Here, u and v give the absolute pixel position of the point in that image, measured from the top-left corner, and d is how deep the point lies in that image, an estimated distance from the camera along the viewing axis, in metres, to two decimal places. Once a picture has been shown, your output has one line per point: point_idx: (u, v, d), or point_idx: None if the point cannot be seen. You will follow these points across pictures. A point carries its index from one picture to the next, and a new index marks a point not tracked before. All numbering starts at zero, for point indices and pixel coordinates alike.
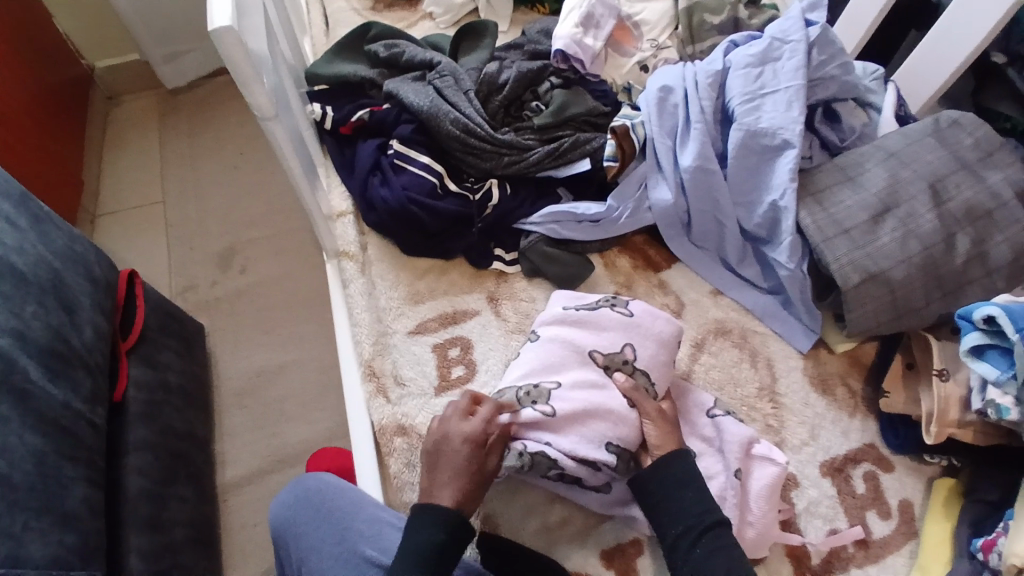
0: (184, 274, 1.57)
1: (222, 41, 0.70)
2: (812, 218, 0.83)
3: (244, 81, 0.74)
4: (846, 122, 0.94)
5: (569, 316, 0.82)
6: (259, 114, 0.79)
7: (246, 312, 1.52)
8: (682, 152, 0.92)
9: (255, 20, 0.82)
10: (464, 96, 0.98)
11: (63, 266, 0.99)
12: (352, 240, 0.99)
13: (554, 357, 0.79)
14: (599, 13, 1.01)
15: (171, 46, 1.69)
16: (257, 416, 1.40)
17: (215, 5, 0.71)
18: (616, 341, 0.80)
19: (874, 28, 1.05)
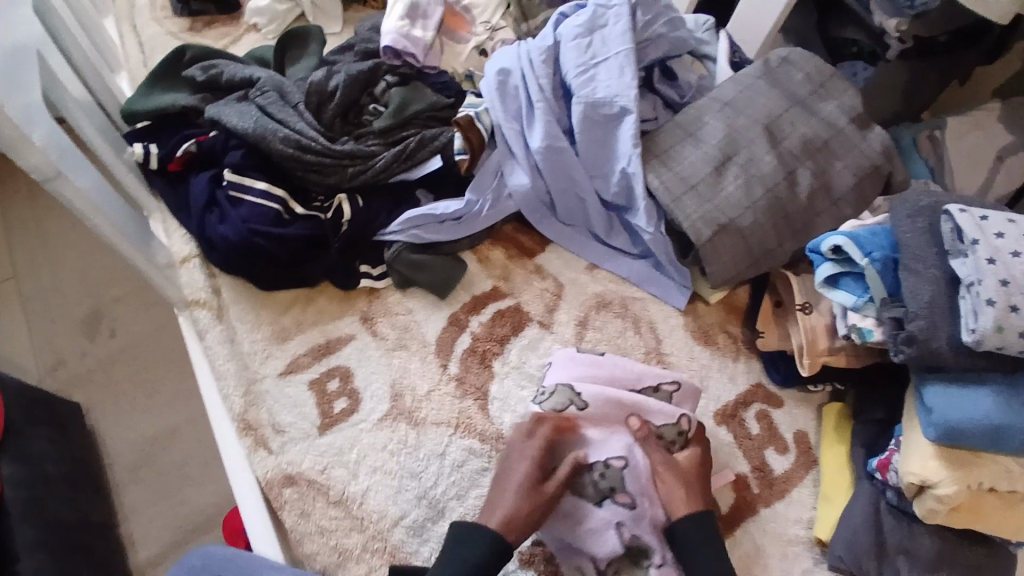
0: (51, 350, 1.40)
1: None
2: (659, 179, 0.83)
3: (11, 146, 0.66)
4: (682, 78, 0.94)
5: (600, 375, 0.79)
6: (39, 177, 0.70)
7: (127, 376, 1.37)
8: (530, 134, 0.89)
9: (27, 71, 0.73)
10: (293, 110, 0.91)
11: None
12: (202, 287, 0.91)
13: (596, 415, 0.77)
14: (424, 3, 0.97)
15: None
16: (158, 486, 1.28)
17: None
18: (671, 412, 0.77)
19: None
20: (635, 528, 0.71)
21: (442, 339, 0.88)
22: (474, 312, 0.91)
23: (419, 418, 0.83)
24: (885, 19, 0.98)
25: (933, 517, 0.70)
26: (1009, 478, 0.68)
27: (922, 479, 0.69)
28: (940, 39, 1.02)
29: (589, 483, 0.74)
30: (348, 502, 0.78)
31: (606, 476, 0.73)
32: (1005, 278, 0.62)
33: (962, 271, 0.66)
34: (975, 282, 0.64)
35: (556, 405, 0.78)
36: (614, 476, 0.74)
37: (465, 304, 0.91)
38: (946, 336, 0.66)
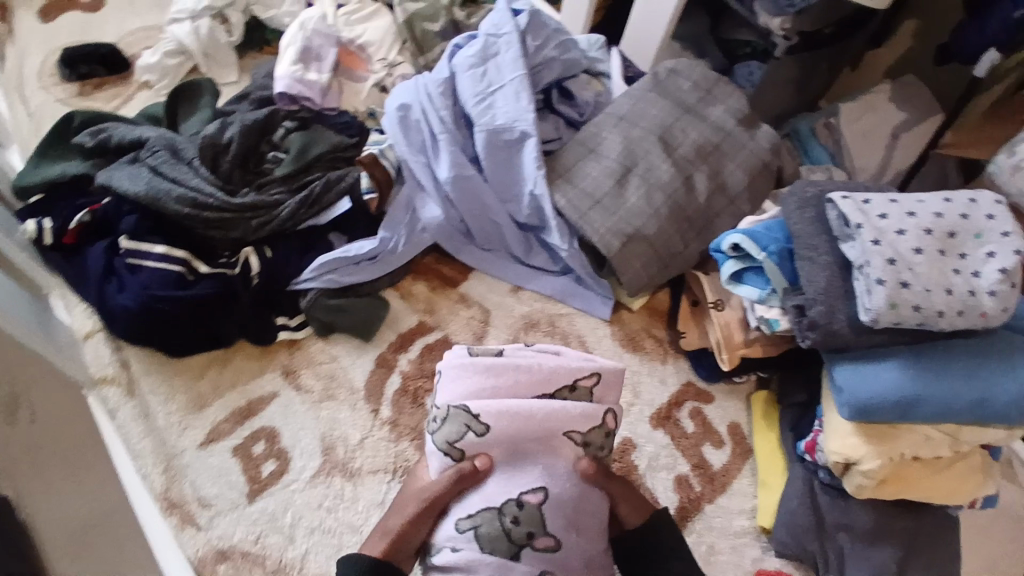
0: None
1: None
2: (566, 198, 0.85)
3: None
4: (580, 96, 0.97)
5: (500, 386, 0.64)
6: None
7: None
8: (436, 166, 0.89)
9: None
10: (187, 167, 0.88)
11: None
12: (109, 362, 0.86)
13: (499, 439, 0.61)
14: (317, 44, 0.98)
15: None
16: None
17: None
18: (589, 413, 0.63)
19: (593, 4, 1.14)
20: (562, 572, 0.59)
21: (370, 382, 0.86)
22: (401, 350, 0.89)
23: (354, 469, 0.80)
24: (769, 19, 1.03)
25: (863, 492, 0.73)
26: (928, 445, 0.71)
27: (846, 458, 0.72)
28: (824, 32, 1.08)
29: (501, 533, 0.58)
30: (288, 569, 0.74)
31: (520, 520, 0.58)
32: (890, 257, 0.65)
33: (852, 254, 0.69)
34: (865, 263, 0.67)
35: (450, 434, 0.62)
36: (531, 518, 0.58)
37: (390, 343, 0.89)
38: (845, 317, 0.69)
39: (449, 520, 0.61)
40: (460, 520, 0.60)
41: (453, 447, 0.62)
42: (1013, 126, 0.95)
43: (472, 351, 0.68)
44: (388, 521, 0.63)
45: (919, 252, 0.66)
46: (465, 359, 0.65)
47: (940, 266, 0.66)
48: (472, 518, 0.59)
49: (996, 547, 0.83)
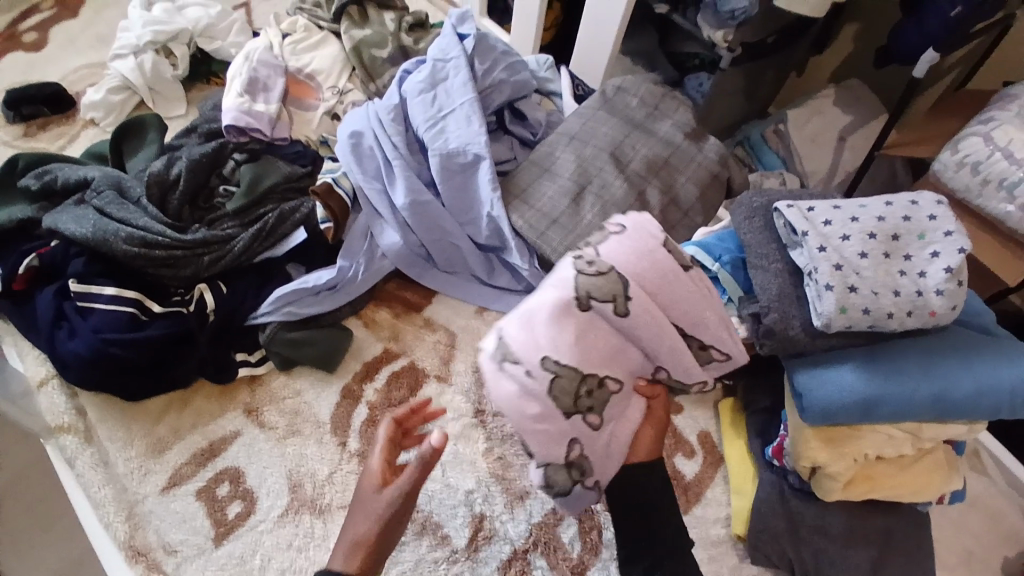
0: None
1: None
2: (522, 218, 0.85)
3: None
4: (531, 116, 0.98)
5: (655, 289, 0.56)
6: None
7: None
8: (393, 192, 0.89)
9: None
10: (135, 206, 0.86)
11: None
12: (65, 410, 0.83)
13: (638, 323, 0.55)
14: (263, 76, 0.97)
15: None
16: None
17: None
18: (696, 375, 0.60)
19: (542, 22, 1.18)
20: (587, 458, 0.57)
21: (337, 414, 0.85)
22: (367, 379, 0.88)
23: (324, 504, 0.79)
24: (713, 32, 1.06)
25: (832, 495, 0.74)
26: (890, 443, 0.73)
27: (812, 463, 0.73)
28: (769, 40, 1.12)
29: (575, 391, 0.55)
30: None
31: (594, 394, 0.56)
32: (837, 263, 0.67)
33: (801, 262, 0.71)
34: (813, 270, 0.69)
35: (593, 289, 0.54)
36: (602, 397, 0.57)
37: (356, 373, 0.88)
38: (800, 323, 0.71)
39: (528, 352, 0.54)
40: (516, 358, 0.54)
41: (617, 303, 0.54)
42: (960, 119, 0.99)
43: (664, 241, 0.58)
44: (357, 528, 0.56)
45: (864, 256, 0.68)
46: (656, 238, 0.57)
47: (886, 268, 0.68)
48: (561, 363, 0.54)
49: (964, 534, 0.85)
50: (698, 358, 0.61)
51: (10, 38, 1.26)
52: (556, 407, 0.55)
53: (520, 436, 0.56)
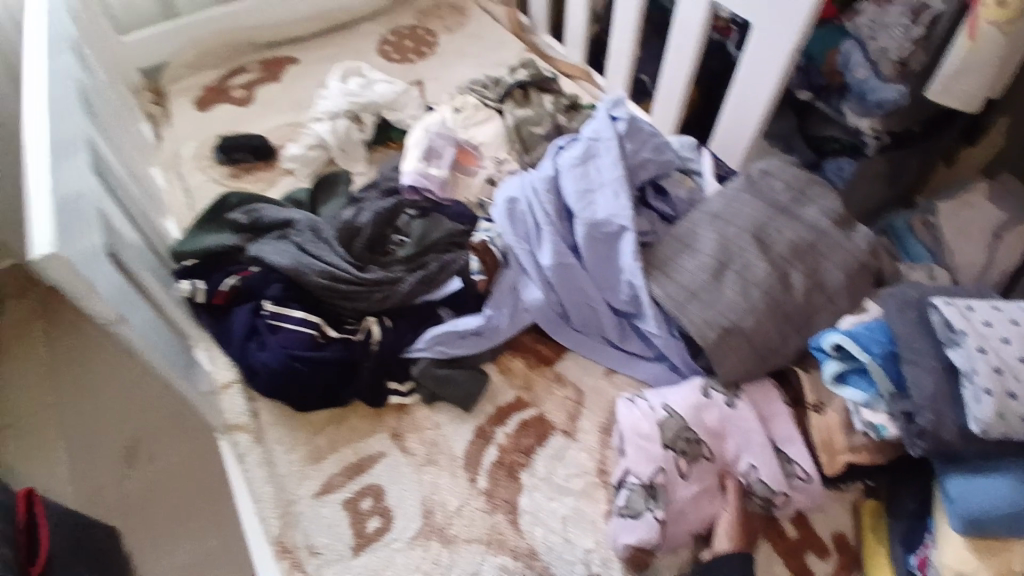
0: (88, 481, 1.42)
1: (49, 265, 0.66)
2: (662, 289, 0.91)
3: (79, 298, 0.70)
4: (673, 194, 1.05)
5: (759, 406, 0.88)
6: (104, 321, 0.75)
7: (146, 507, 1.39)
8: (540, 253, 0.98)
9: (85, 217, 0.78)
10: (326, 245, 1.01)
11: None
12: (242, 411, 0.97)
13: (733, 417, 0.86)
14: (439, 145, 1.12)
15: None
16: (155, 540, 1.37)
17: (36, 229, 0.67)
18: (778, 480, 0.81)
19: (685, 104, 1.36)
20: (668, 492, 0.81)
21: (470, 452, 0.91)
22: (499, 423, 0.94)
23: (451, 535, 0.85)
24: (857, 119, 1.12)
25: None
26: None
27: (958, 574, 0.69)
28: (915, 130, 1.16)
29: (679, 433, 0.84)
30: None
31: (690, 445, 0.84)
32: (997, 366, 0.67)
33: (958, 360, 0.70)
34: (971, 370, 0.68)
35: (717, 385, 0.89)
36: (695, 453, 0.83)
37: (490, 415, 0.95)
38: (954, 424, 0.69)
39: (658, 397, 0.89)
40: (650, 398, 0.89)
41: (727, 396, 0.88)
42: None
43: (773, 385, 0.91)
44: None
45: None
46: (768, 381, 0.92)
47: None
48: (672, 412, 0.86)
49: None
50: (782, 476, 0.82)
51: (227, 96, 1.53)
52: (665, 437, 0.84)
53: (635, 453, 0.84)
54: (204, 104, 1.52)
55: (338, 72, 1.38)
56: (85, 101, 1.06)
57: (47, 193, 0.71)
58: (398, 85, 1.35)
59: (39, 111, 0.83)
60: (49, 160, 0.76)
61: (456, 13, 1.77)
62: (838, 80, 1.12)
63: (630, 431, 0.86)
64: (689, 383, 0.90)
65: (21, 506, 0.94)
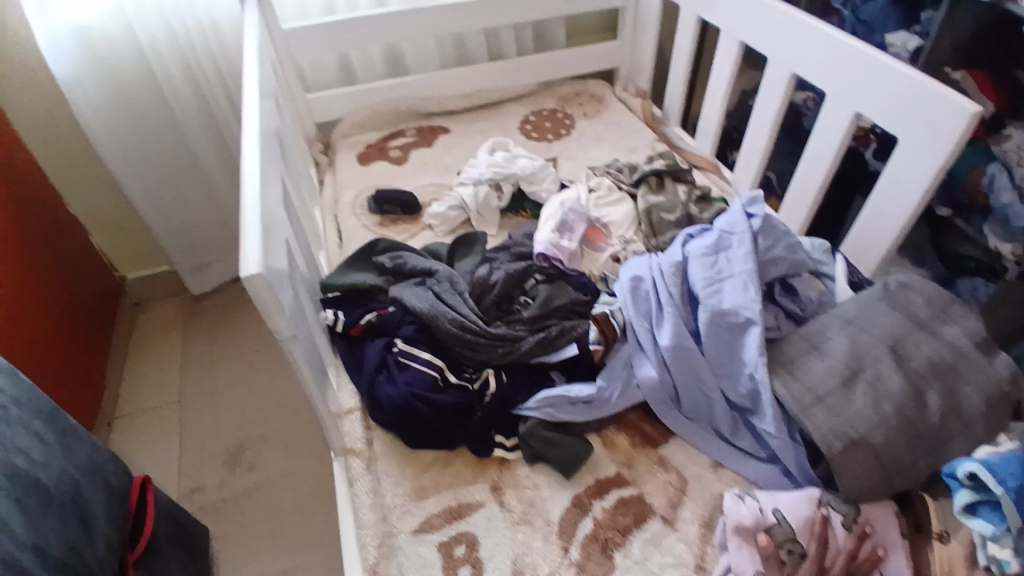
0: (194, 477, 1.74)
1: (253, 284, 0.76)
2: (786, 388, 0.91)
3: (269, 315, 0.79)
4: (803, 293, 1.06)
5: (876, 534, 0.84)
6: (280, 338, 0.83)
7: (256, 508, 1.67)
8: (660, 332, 1.01)
9: (274, 248, 0.89)
10: (460, 296, 1.10)
11: (85, 481, 1.11)
12: (360, 438, 1.04)
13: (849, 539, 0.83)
14: (572, 220, 1.20)
15: (138, 270, 2.11)
16: (245, 537, 1.62)
17: (247, 250, 0.78)
18: None
19: (816, 206, 1.40)
20: None
21: (566, 519, 0.92)
22: (597, 496, 0.94)
23: None
24: (1001, 243, 1.21)
25: None
26: None
27: None
28: None
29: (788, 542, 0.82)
30: None
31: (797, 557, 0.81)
32: None
33: None
34: None
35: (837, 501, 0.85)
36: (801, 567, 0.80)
37: (588, 486, 0.95)
38: None
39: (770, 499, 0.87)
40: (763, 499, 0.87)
41: (846, 518, 0.84)
42: None
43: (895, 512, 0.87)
44: None
45: None
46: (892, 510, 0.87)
47: None
48: (783, 520, 0.84)
49: None
50: None
51: (384, 155, 1.74)
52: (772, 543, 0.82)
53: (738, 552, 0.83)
54: (365, 159, 1.73)
55: (487, 146, 1.54)
56: (280, 147, 1.26)
57: (257, 224, 0.84)
58: (537, 162, 1.47)
59: (250, 158, 0.98)
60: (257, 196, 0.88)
61: (593, 102, 1.93)
62: (982, 200, 1.24)
63: (735, 527, 0.84)
64: (803, 494, 0.87)
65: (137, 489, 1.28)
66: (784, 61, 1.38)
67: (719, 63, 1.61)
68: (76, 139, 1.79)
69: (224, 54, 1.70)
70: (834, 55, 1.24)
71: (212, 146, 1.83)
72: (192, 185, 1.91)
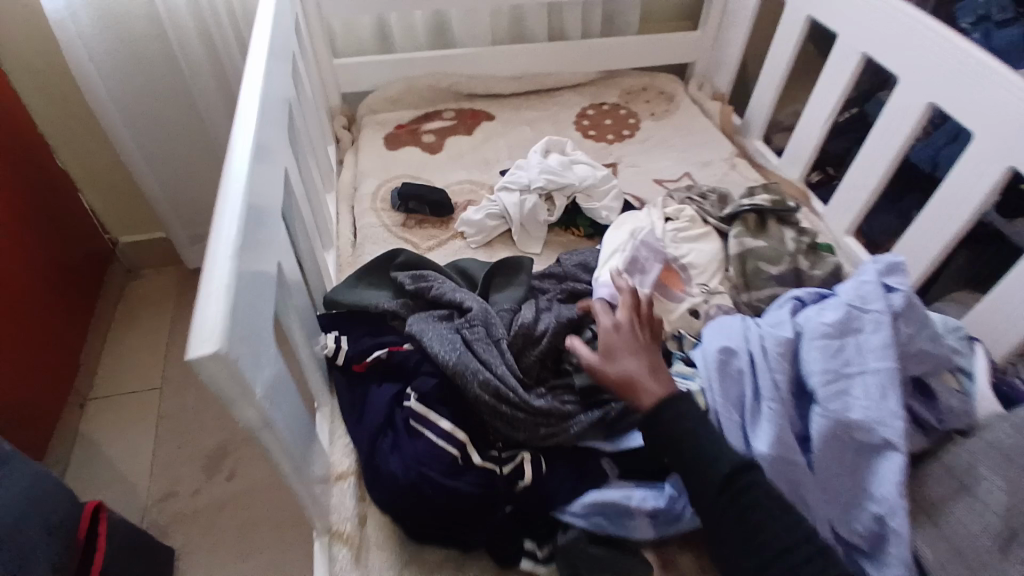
0: (169, 479, 1.53)
1: (205, 367, 0.48)
2: (932, 550, 0.69)
3: (230, 402, 0.52)
4: (942, 399, 0.79)
5: None
6: (248, 428, 0.56)
7: (229, 525, 1.46)
8: (755, 434, 0.76)
9: (254, 282, 0.61)
10: (496, 348, 0.88)
11: (17, 519, 0.90)
12: (349, 516, 0.83)
13: None
14: (644, 257, 0.96)
15: (132, 235, 1.88)
16: (216, 557, 1.41)
17: (203, 308, 0.49)
18: None
19: (936, 263, 1.15)
20: None
21: None
22: None
23: None
24: None
25: None
26: None
27: None
28: None
29: None
30: None
31: None
32: None
33: None
34: None
35: None
36: None
37: None
38: None
39: None
40: None
41: None
42: None
43: None
44: None
45: None
46: None
47: None
48: None
49: None
50: None
51: (416, 139, 1.49)
52: None
53: None
54: (393, 142, 1.48)
55: (541, 145, 1.29)
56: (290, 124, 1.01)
57: (230, 254, 0.54)
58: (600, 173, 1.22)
59: (241, 145, 0.70)
60: (238, 211, 0.60)
61: (662, 100, 1.65)
62: None
63: None
64: None
65: (86, 518, 1.06)
66: (917, 86, 1.11)
67: (827, 75, 1.33)
68: (69, 83, 1.55)
69: None
70: (997, 87, 0.96)
71: (221, 103, 1.58)
72: (199, 148, 1.68)
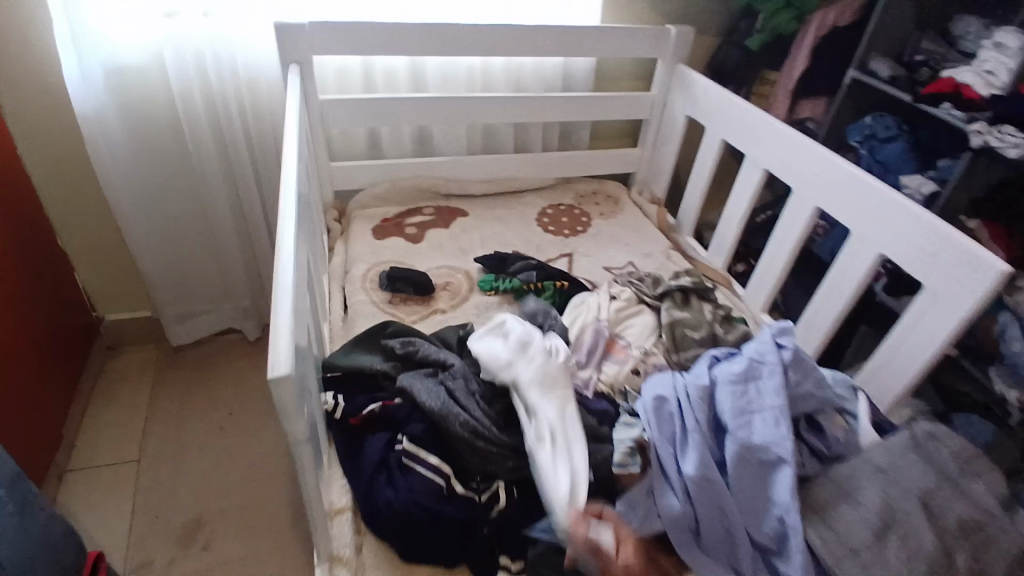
0: (143, 549, 1.54)
1: (278, 387, 0.70)
2: (820, 537, 0.91)
3: (286, 416, 0.73)
4: (829, 432, 1.05)
5: None
6: (292, 440, 0.76)
7: None
8: (684, 460, 0.98)
9: (300, 339, 0.84)
10: (472, 398, 1.08)
11: (29, 556, 0.96)
12: (349, 544, 0.96)
13: None
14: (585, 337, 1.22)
15: (118, 310, 1.98)
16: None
17: (275, 347, 0.73)
18: None
19: (829, 334, 1.43)
20: None
21: None
22: None
23: None
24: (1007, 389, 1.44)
25: None
26: None
27: None
28: None
29: None
30: None
31: None
32: None
33: None
34: None
35: None
36: None
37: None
38: None
39: None
40: None
41: None
42: None
43: None
44: None
45: None
46: None
47: None
48: None
49: None
50: None
51: (401, 231, 1.73)
52: None
53: None
54: (380, 233, 1.72)
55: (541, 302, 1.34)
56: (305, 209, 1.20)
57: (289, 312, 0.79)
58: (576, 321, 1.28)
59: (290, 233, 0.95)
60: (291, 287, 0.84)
61: (610, 203, 1.96)
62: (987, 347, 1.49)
63: None
64: None
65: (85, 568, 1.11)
66: (809, 193, 1.43)
67: (738, 190, 1.68)
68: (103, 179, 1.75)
69: (254, 111, 1.68)
70: (869, 192, 1.27)
71: (223, 192, 1.77)
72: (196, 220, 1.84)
